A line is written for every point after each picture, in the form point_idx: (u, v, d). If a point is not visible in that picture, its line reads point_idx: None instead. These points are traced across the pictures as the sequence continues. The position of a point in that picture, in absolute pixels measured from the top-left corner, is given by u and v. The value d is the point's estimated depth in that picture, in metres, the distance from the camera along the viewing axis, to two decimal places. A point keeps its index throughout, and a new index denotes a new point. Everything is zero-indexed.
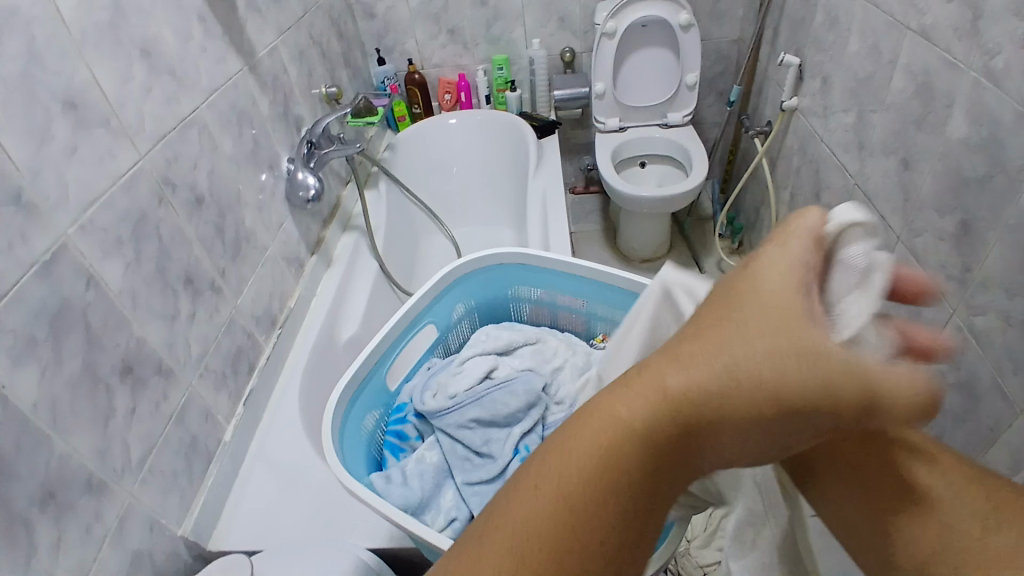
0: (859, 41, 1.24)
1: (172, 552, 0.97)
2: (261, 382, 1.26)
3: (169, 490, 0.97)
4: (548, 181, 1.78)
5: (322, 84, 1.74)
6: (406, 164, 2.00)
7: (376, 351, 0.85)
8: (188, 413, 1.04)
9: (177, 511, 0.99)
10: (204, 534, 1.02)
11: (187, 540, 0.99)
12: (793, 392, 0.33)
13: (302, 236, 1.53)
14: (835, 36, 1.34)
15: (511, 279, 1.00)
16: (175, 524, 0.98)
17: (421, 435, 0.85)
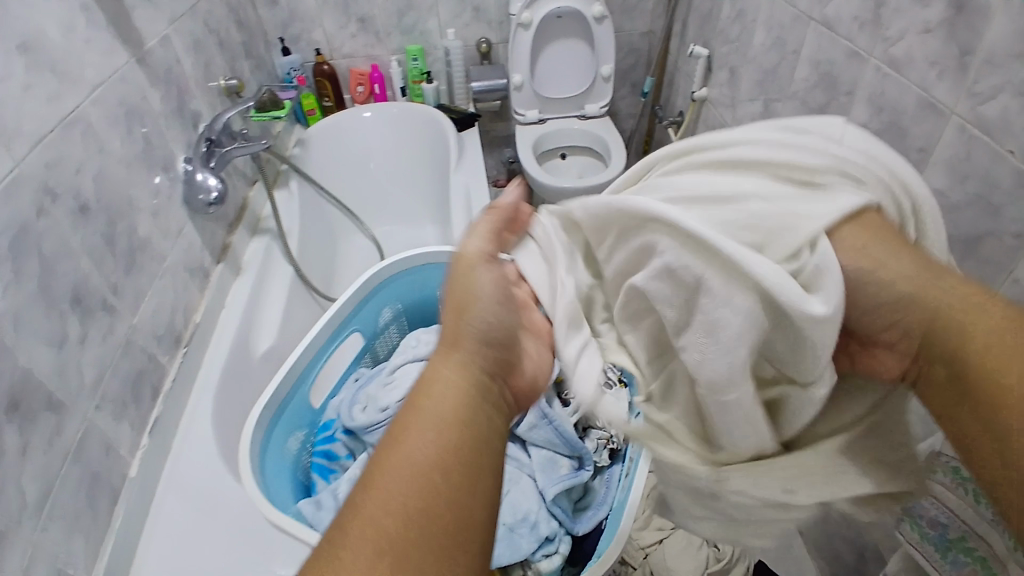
0: (764, 34, 1.30)
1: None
2: (167, 407, 1.15)
3: (72, 535, 0.86)
4: (470, 175, 1.75)
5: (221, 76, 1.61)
6: (320, 160, 1.89)
7: (297, 366, 0.79)
8: (87, 447, 0.92)
9: (85, 556, 0.88)
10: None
11: None
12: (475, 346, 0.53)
13: (205, 242, 1.41)
14: (741, 29, 1.40)
15: (439, 279, 0.96)
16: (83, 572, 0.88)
17: (351, 454, 0.80)
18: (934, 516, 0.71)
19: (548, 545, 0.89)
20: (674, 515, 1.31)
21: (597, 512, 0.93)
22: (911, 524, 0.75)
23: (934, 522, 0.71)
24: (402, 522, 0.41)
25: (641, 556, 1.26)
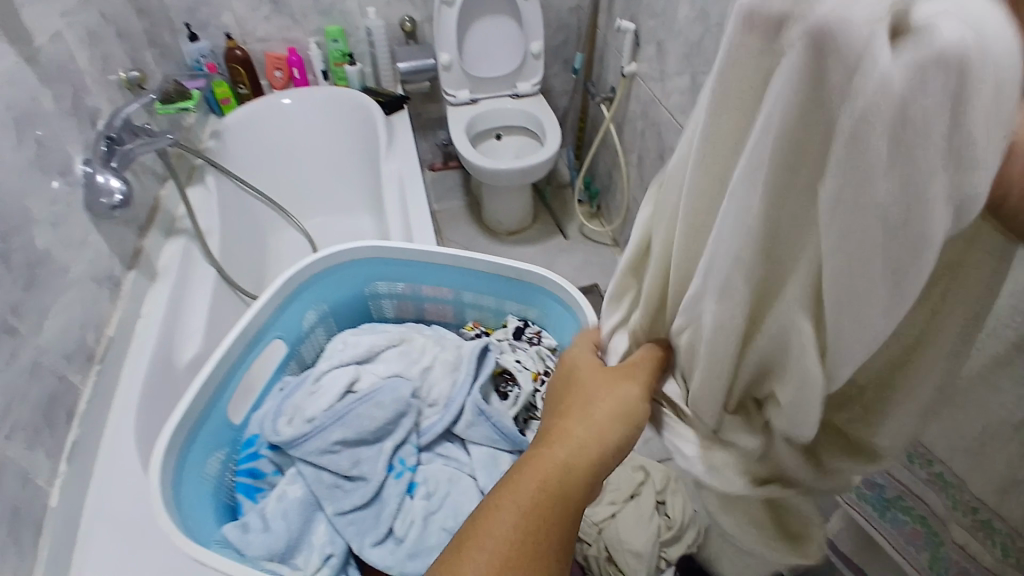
0: (688, 8, 1.30)
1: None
2: (85, 429, 1.07)
3: None
4: (402, 161, 1.69)
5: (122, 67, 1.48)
6: (239, 152, 1.78)
7: (212, 382, 0.74)
8: None
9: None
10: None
11: None
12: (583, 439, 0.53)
13: (113, 249, 1.30)
14: (666, 3, 1.39)
15: (366, 275, 0.91)
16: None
17: (279, 468, 0.76)
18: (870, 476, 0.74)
19: None
20: (624, 488, 1.33)
21: None
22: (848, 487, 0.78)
23: (872, 482, 0.74)
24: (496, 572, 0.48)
25: (595, 533, 1.26)
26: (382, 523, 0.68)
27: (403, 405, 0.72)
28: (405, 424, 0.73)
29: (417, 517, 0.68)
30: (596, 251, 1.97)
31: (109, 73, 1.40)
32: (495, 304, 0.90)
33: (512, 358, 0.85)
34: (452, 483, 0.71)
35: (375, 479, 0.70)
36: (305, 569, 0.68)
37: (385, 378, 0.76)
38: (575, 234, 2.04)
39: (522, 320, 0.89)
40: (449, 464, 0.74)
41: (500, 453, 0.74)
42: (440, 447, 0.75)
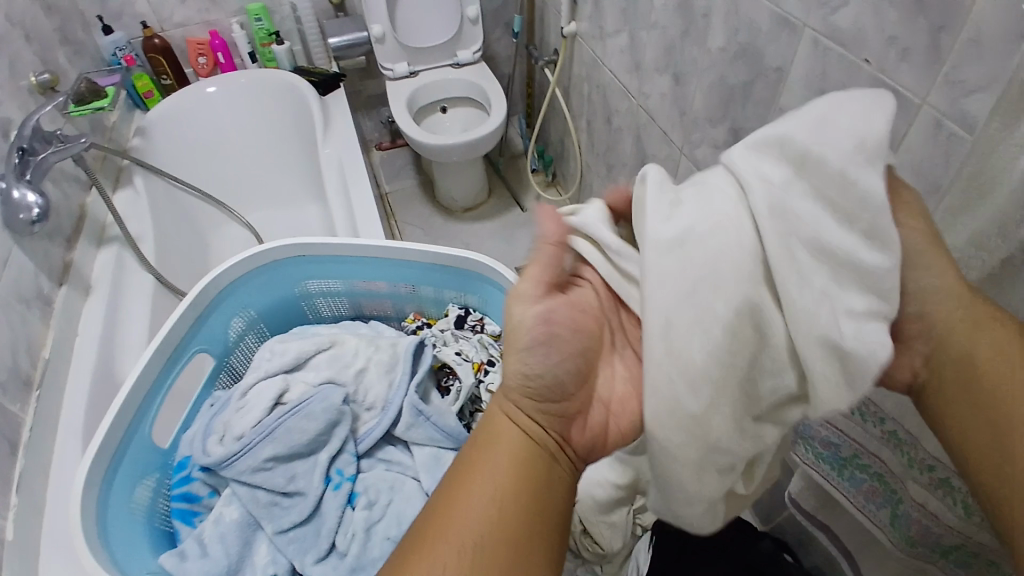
0: None
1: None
2: (31, 459, 1.01)
3: None
4: (341, 145, 1.61)
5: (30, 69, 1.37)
6: (168, 148, 1.69)
7: (131, 407, 0.69)
8: None
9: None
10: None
11: None
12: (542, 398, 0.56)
13: (39, 266, 1.22)
14: None
15: (293, 275, 0.86)
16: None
17: (214, 490, 0.72)
18: (825, 436, 0.75)
19: None
20: None
21: None
22: (805, 447, 0.79)
23: (827, 442, 0.74)
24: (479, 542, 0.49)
25: None
26: (323, 539, 0.65)
27: (335, 414, 0.69)
28: (338, 434, 0.70)
29: (358, 529, 0.65)
30: None
31: (14, 77, 1.29)
32: (433, 293, 0.86)
33: (453, 349, 0.81)
34: (393, 490, 0.69)
35: (311, 494, 0.67)
36: None
37: (317, 384, 0.73)
38: (532, 205, 1.99)
39: (463, 308, 0.85)
40: (392, 468, 0.71)
41: (444, 451, 0.71)
42: (381, 453, 0.72)
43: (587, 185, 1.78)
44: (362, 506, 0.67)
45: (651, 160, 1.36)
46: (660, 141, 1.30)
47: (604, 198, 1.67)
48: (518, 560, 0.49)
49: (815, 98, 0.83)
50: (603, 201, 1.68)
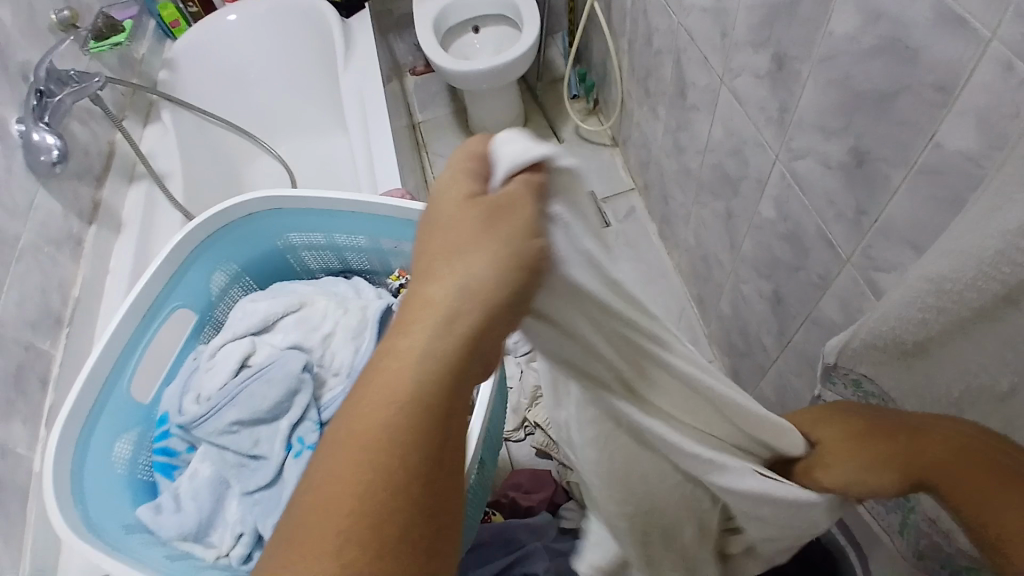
0: None
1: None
2: (62, 393, 1.09)
3: None
4: (360, 75, 1.53)
5: (50, 5, 1.35)
6: (196, 80, 1.67)
7: (104, 364, 0.70)
8: None
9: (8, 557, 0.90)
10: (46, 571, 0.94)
11: None
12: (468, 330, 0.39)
13: (66, 205, 1.25)
14: None
15: (271, 228, 0.83)
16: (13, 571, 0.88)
17: (192, 445, 0.73)
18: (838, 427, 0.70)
19: None
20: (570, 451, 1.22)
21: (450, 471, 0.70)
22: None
23: None
24: (357, 531, 0.35)
25: None
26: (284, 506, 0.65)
27: (295, 386, 0.68)
28: (298, 403, 0.69)
29: None
30: (593, 153, 1.79)
31: (31, 15, 1.29)
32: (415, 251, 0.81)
33: None
34: None
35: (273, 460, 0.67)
36: (220, 547, 0.67)
37: (283, 348, 0.72)
38: (570, 136, 1.84)
39: None
40: None
41: None
42: None
43: (628, 114, 1.61)
44: None
45: (690, 89, 1.19)
46: (699, 67, 1.13)
47: (643, 129, 1.51)
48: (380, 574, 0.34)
49: (871, 19, 0.68)
50: (642, 132, 1.53)
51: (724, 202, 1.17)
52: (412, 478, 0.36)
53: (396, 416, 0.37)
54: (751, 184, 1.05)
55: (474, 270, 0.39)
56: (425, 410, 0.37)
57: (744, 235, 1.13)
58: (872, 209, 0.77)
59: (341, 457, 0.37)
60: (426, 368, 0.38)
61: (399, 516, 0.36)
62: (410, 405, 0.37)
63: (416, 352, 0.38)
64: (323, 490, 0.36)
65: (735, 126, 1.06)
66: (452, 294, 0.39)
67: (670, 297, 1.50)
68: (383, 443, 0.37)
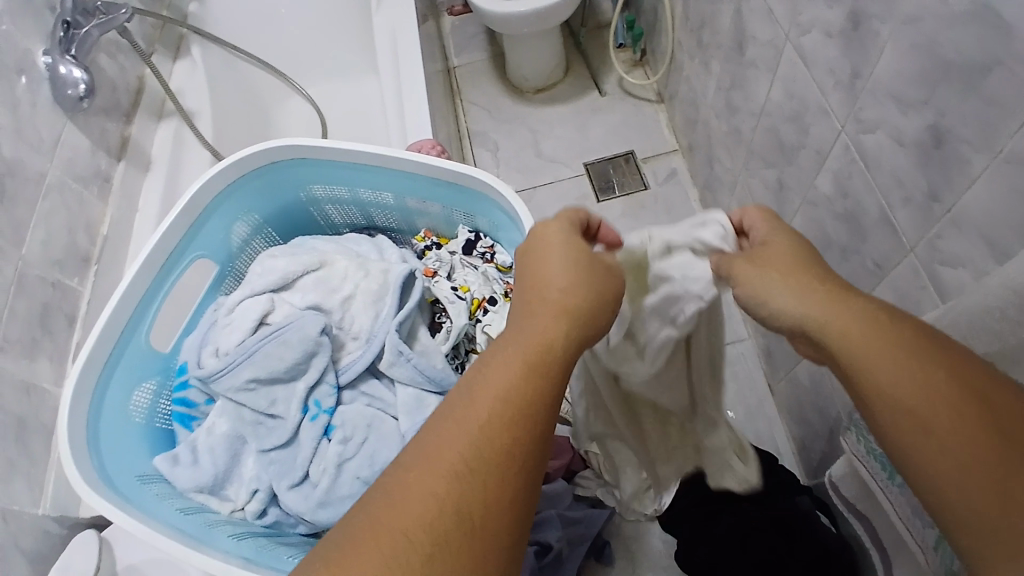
0: None
1: (42, 531, 0.98)
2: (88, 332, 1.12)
3: (10, 479, 0.94)
4: (393, 14, 1.45)
5: None
6: (228, 12, 1.59)
7: (120, 317, 0.68)
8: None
9: (30, 496, 0.97)
10: (70, 505, 1.03)
11: (50, 515, 1.00)
12: (579, 316, 0.55)
13: (94, 142, 1.24)
14: None
15: (294, 180, 0.79)
16: (34, 506, 0.98)
17: (211, 398, 0.72)
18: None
19: None
20: None
21: None
22: (860, 438, 0.72)
23: None
24: (493, 438, 0.49)
25: None
26: (296, 469, 0.64)
27: (312, 350, 0.65)
28: (315, 367, 0.66)
29: (329, 465, 0.63)
30: (636, 109, 1.69)
31: None
32: (443, 212, 0.77)
33: (448, 286, 0.74)
34: (370, 427, 0.66)
35: (288, 422, 0.66)
36: (234, 501, 0.68)
37: (303, 308, 0.69)
38: (613, 89, 1.74)
39: (473, 230, 0.76)
40: (373, 404, 0.68)
41: (427, 395, 0.67)
42: (365, 385, 0.69)
43: (677, 67, 1.50)
44: (336, 441, 0.64)
45: (751, 44, 1.09)
46: (763, 20, 1.03)
47: (693, 86, 1.40)
48: (503, 476, 0.48)
49: None
50: (691, 88, 1.42)
51: (776, 171, 1.09)
52: (533, 420, 0.50)
53: (528, 364, 0.52)
54: (810, 154, 0.97)
55: (579, 285, 0.56)
56: (548, 369, 0.52)
57: (795, 210, 1.06)
58: (946, 195, 0.70)
59: (491, 379, 0.51)
60: (568, 342, 0.54)
61: (526, 434, 0.50)
62: (538, 359, 0.52)
63: (553, 325, 0.54)
64: (469, 403, 0.51)
65: (798, 90, 0.97)
66: (580, 296, 0.55)
67: None
68: (524, 378, 0.51)
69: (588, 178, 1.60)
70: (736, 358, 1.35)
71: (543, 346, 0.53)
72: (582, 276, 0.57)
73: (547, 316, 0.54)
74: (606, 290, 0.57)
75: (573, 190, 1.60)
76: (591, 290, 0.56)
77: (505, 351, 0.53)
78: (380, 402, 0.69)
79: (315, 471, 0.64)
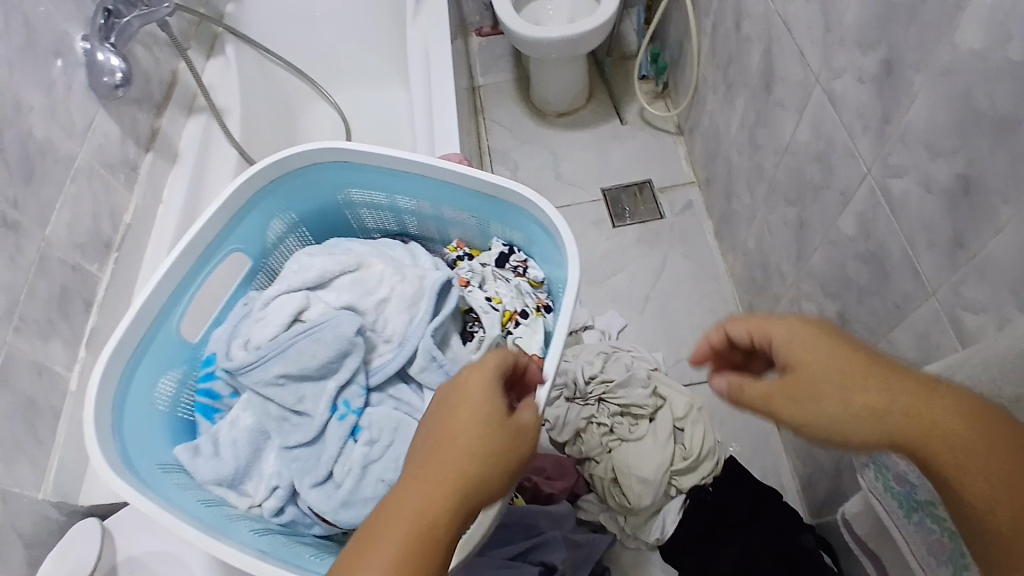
0: None
1: (40, 515, 0.96)
2: (104, 317, 1.12)
3: (14, 460, 0.93)
4: (427, 30, 1.48)
5: None
6: (263, 16, 1.63)
7: (155, 303, 0.68)
8: (12, 372, 0.94)
9: (31, 479, 0.96)
10: (70, 491, 1.02)
11: (50, 501, 0.98)
12: (477, 482, 0.54)
13: (125, 131, 1.25)
14: None
15: (332, 183, 0.81)
16: (34, 490, 0.96)
17: (235, 391, 0.72)
18: (903, 471, 0.68)
19: None
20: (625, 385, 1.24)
21: None
22: (877, 476, 0.72)
23: (903, 478, 0.68)
24: None
25: (602, 451, 1.17)
26: (320, 468, 0.64)
27: (345, 349, 0.65)
28: (347, 366, 0.66)
29: (354, 465, 0.63)
30: (656, 138, 1.72)
31: None
32: (478, 223, 0.78)
33: (483, 295, 0.74)
34: (397, 431, 0.66)
35: (315, 420, 0.65)
36: (253, 496, 0.67)
37: (338, 308, 0.69)
38: (634, 118, 1.77)
39: (507, 244, 0.77)
40: (400, 408, 0.68)
41: None
42: (393, 388, 0.69)
43: (700, 101, 1.54)
44: (362, 443, 0.64)
45: (779, 84, 1.12)
46: (793, 62, 1.06)
47: (716, 120, 1.44)
48: None
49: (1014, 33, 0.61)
50: (713, 123, 1.45)
51: (798, 209, 1.11)
52: None
53: (417, 538, 0.50)
54: (833, 195, 0.99)
55: (479, 445, 0.55)
56: (436, 544, 0.51)
57: (815, 248, 1.08)
58: (972, 241, 0.71)
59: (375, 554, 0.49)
60: (455, 516, 0.52)
61: None
62: (428, 529, 0.51)
63: (445, 495, 0.53)
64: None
65: (825, 131, 0.99)
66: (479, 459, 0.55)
67: (718, 299, 1.46)
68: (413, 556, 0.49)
69: (605, 203, 1.63)
70: None
71: (440, 513, 0.52)
72: (484, 431, 0.56)
73: (446, 481, 0.53)
74: (501, 453, 0.56)
75: (590, 213, 1.62)
76: (490, 450, 0.56)
77: (392, 519, 0.51)
78: (408, 407, 0.69)
79: (340, 472, 0.63)
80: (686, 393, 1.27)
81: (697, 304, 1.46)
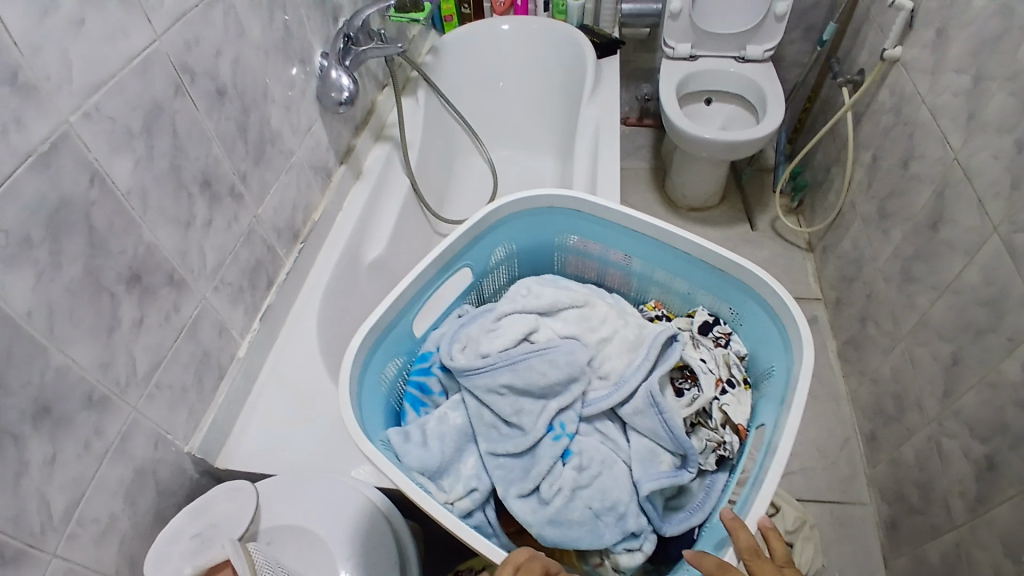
0: None
1: (178, 466, 0.99)
2: (280, 298, 1.21)
3: (177, 407, 0.97)
4: (603, 110, 1.61)
5: None
6: (451, 72, 1.81)
7: (406, 295, 0.76)
8: (200, 327, 1.01)
9: (185, 429, 0.99)
10: (212, 452, 1.04)
11: (193, 455, 1.01)
12: None
13: (331, 142, 1.38)
14: None
15: (557, 224, 0.88)
16: (183, 441, 0.99)
17: (445, 391, 0.79)
18: None
19: (631, 542, 0.69)
20: None
21: (691, 516, 0.71)
22: None
23: None
24: None
25: None
26: (531, 480, 0.69)
27: (575, 375, 0.72)
28: (573, 390, 0.72)
29: (567, 486, 0.68)
30: (785, 251, 1.78)
31: None
32: (686, 290, 0.84)
33: (696, 355, 0.77)
34: (605, 463, 0.71)
35: (533, 435, 0.70)
36: (449, 493, 0.71)
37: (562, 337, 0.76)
38: (765, 227, 1.84)
39: (712, 314, 0.82)
40: (606, 443, 0.73)
41: (661, 451, 0.71)
42: (600, 423, 0.75)
43: (842, 225, 1.60)
44: (574, 466, 0.69)
45: (947, 225, 1.17)
46: (969, 208, 1.11)
47: (860, 246, 1.50)
48: None
49: None
50: (857, 249, 1.51)
51: (953, 346, 1.13)
52: None
53: None
54: (1000, 340, 1.01)
55: None
56: None
57: (968, 387, 1.08)
58: None
59: None
60: None
61: None
62: None
63: None
64: None
65: (999, 278, 1.02)
66: None
67: (836, 421, 1.47)
68: None
69: None
70: (855, 520, 1.34)
71: None
72: None
73: None
74: None
75: None
76: None
77: None
78: (612, 443, 0.74)
79: (548, 488, 0.68)
80: (798, 506, 1.28)
81: (812, 425, 1.47)
